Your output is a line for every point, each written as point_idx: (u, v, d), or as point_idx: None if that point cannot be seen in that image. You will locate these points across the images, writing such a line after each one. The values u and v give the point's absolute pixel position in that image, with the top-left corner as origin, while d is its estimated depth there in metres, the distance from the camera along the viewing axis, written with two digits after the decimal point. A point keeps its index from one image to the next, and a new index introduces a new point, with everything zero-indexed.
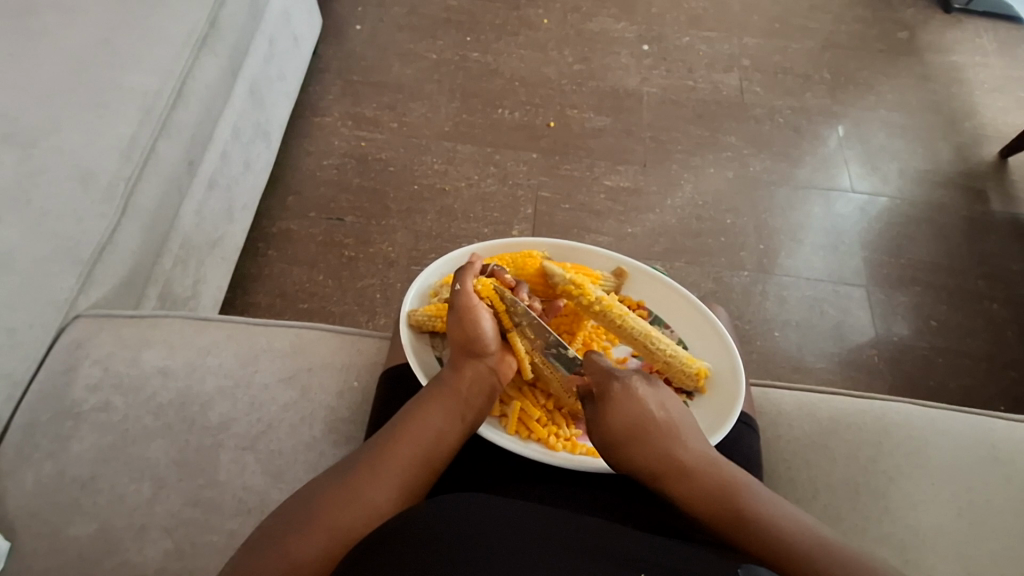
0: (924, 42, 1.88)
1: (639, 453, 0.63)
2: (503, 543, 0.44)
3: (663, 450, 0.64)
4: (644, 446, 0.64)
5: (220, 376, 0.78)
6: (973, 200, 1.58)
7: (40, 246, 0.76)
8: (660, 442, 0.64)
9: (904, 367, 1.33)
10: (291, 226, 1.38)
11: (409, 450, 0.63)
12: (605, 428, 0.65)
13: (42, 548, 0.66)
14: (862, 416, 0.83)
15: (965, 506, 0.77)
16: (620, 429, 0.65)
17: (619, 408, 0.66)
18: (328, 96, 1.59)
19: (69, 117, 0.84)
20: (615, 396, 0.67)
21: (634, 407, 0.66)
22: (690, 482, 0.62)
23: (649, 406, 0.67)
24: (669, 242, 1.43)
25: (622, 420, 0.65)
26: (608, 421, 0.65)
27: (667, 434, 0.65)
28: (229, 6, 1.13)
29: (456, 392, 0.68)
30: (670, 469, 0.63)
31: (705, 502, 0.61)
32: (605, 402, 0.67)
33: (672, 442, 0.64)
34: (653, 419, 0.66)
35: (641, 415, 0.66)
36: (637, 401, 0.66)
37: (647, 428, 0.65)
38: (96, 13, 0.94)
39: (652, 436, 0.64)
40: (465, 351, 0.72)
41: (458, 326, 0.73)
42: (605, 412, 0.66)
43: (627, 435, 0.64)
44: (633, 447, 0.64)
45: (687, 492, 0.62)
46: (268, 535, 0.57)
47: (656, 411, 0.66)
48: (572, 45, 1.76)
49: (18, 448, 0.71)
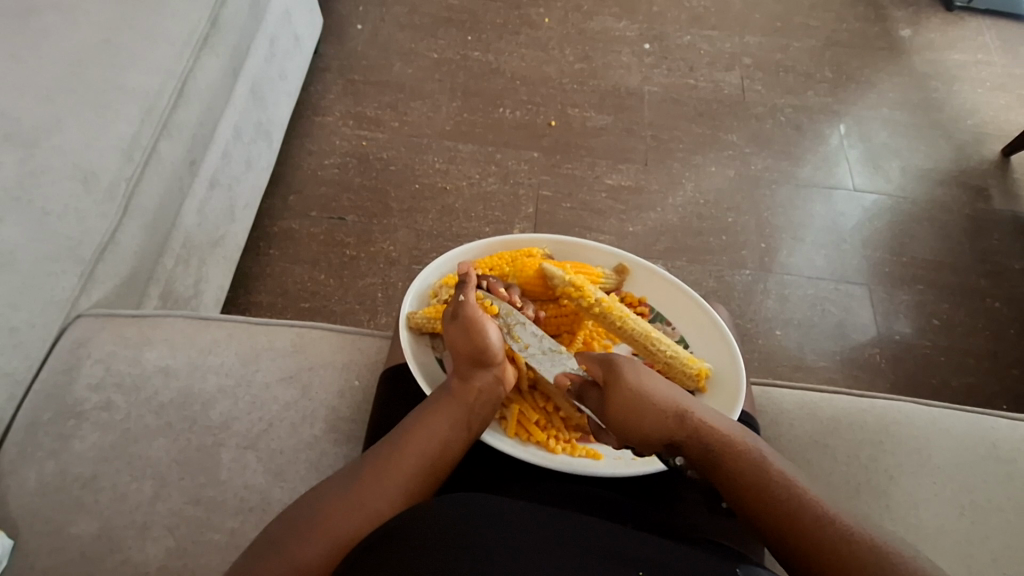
0: (925, 39, 1.88)
1: (657, 417, 0.65)
2: (507, 541, 0.44)
3: (678, 409, 0.65)
4: (662, 408, 0.65)
5: (221, 375, 0.78)
6: (975, 198, 1.58)
7: (42, 245, 0.76)
8: (670, 401, 0.66)
9: (906, 366, 1.33)
10: (292, 225, 1.38)
11: (414, 461, 0.62)
12: (621, 401, 0.66)
13: (44, 546, 0.66)
14: (864, 415, 0.83)
15: (967, 505, 0.77)
16: (636, 396, 0.66)
17: (627, 378, 0.68)
18: (328, 95, 1.59)
19: (71, 114, 0.84)
20: (622, 369, 0.68)
21: (643, 378, 0.68)
22: (710, 434, 0.63)
23: (653, 378, 0.69)
24: (669, 241, 1.43)
25: (635, 388, 0.67)
26: (621, 392, 0.67)
27: (675, 398, 0.67)
28: (230, 5, 1.12)
29: (461, 401, 0.68)
30: (688, 426, 0.64)
31: (729, 447, 0.62)
32: (614, 378, 0.68)
33: (682, 403, 0.66)
34: (659, 389, 0.67)
35: (650, 383, 0.67)
36: (642, 373, 0.68)
37: (659, 393, 0.66)
38: (98, 13, 0.94)
39: (664, 400, 0.66)
40: (469, 361, 0.70)
41: (463, 337, 0.71)
42: (618, 388, 0.67)
43: (643, 401, 0.66)
44: (651, 412, 0.65)
45: (712, 443, 0.63)
46: (269, 542, 0.58)
47: (659, 383, 0.68)
48: (573, 44, 1.75)
49: (20, 447, 0.71)
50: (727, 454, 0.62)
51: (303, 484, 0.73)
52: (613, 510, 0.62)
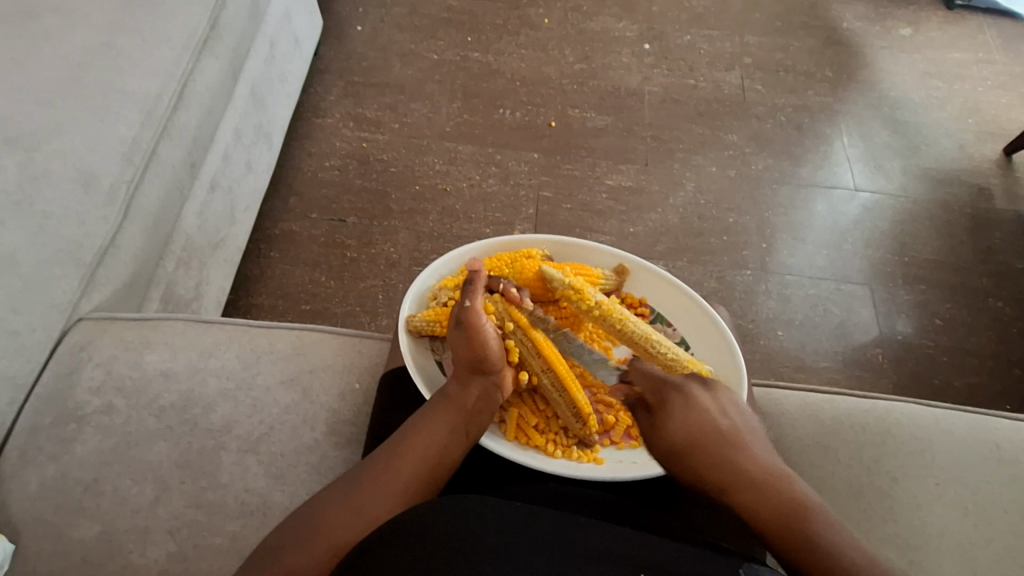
0: (925, 38, 1.88)
1: (701, 462, 0.61)
2: (511, 544, 0.44)
3: (725, 456, 0.61)
4: (705, 453, 0.62)
5: (221, 378, 0.78)
6: (977, 196, 1.58)
7: (43, 249, 0.77)
8: (721, 443, 0.62)
9: (908, 365, 1.33)
10: (293, 227, 1.38)
11: (411, 467, 0.62)
12: (663, 440, 0.64)
13: (45, 551, 0.66)
14: (866, 416, 0.83)
15: (970, 507, 0.77)
16: (679, 438, 0.63)
17: (675, 416, 0.64)
18: (328, 97, 1.59)
19: (71, 118, 0.85)
20: (672, 406, 0.65)
21: (694, 415, 0.64)
22: (750, 488, 0.59)
23: (713, 413, 0.65)
24: (670, 241, 1.43)
25: (680, 430, 0.63)
26: (666, 431, 0.64)
27: (731, 442, 0.62)
28: (230, 8, 1.12)
29: (460, 407, 0.67)
30: (730, 477, 0.60)
31: (770, 507, 0.57)
32: (662, 412, 0.65)
33: (736, 449, 0.62)
34: (711, 429, 0.63)
35: (702, 421, 0.64)
36: (699, 410, 0.65)
37: (709, 435, 0.63)
38: (98, 18, 0.95)
39: (714, 443, 0.62)
40: (468, 368, 0.70)
41: (465, 346, 0.71)
42: (661, 426, 0.64)
43: (688, 445, 0.62)
44: (693, 456, 0.62)
45: (751, 500, 0.58)
46: (271, 548, 0.58)
47: (720, 420, 0.64)
48: (573, 44, 1.75)
49: (21, 452, 0.71)
50: (767, 515, 0.57)
51: (303, 488, 0.73)
52: (613, 512, 0.63)
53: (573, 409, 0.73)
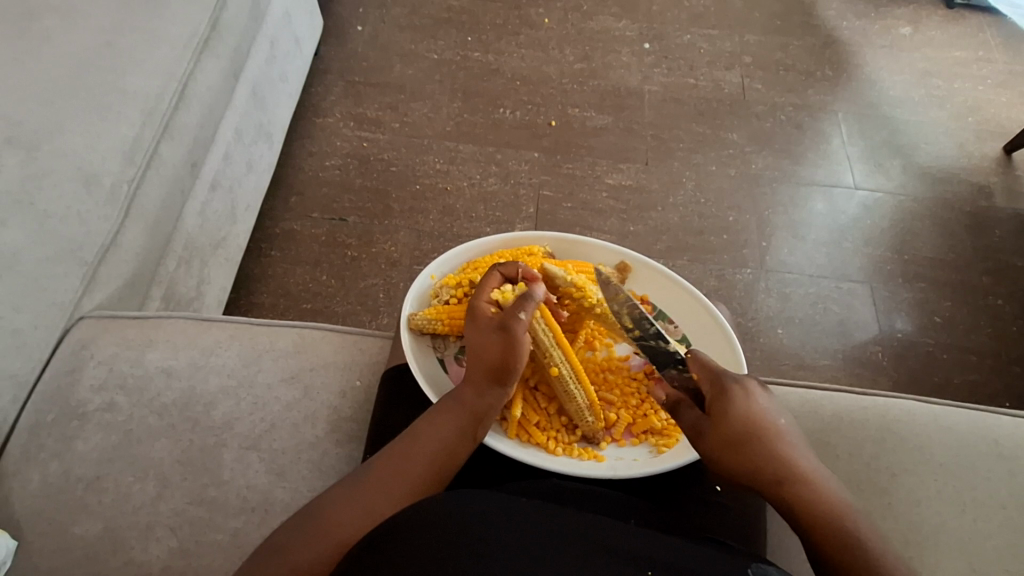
0: (925, 37, 1.88)
1: (760, 454, 0.61)
2: (512, 540, 0.44)
3: (784, 452, 0.61)
4: (765, 447, 0.61)
5: (222, 376, 0.79)
6: (977, 195, 1.58)
7: (45, 247, 0.77)
8: (779, 438, 0.62)
9: (908, 363, 1.33)
10: (294, 226, 1.38)
11: (421, 468, 0.62)
12: (721, 430, 0.63)
13: (47, 547, 0.67)
14: (865, 413, 0.83)
15: (970, 503, 0.77)
16: (740, 428, 0.62)
17: (738, 405, 0.63)
18: (329, 97, 1.59)
19: (72, 117, 0.85)
20: (734, 395, 0.64)
21: (756, 408, 0.63)
22: (804, 486, 0.60)
23: (770, 408, 0.64)
24: (670, 240, 1.43)
25: (742, 420, 0.62)
26: (727, 419, 0.62)
27: (787, 439, 0.63)
28: (230, 8, 1.12)
29: (473, 409, 0.67)
30: (787, 472, 0.60)
31: (823, 507, 0.59)
32: (725, 400, 0.64)
33: (791, 446, 0.62)
34: (771, 424, 0.63)
35: (762, 415, 0.63)
36: (759, 402, 0.64)
37: (769, 429, 0.62)
38: (99, 17, 0.95)
39: (773, 438, 0.62)
40: (491, 377, 0.68)
41: (494, 348, 0.69)
42: (721, 414, 0.63)
43: (750, 436, 0.62)
44: (753, 447, 0.61)
45: (807, 497, 0.59)
46: (274, 544, 0.58)
47: (777, 416, 0.64)
48: (572, 44, 1.76)
49: (23, 449, 0.72)
50: (820, 513, 0.59)
51: (305, 484, 0.73)
52: (616, 508, 0.63)
53: (586, 405, 0.74)
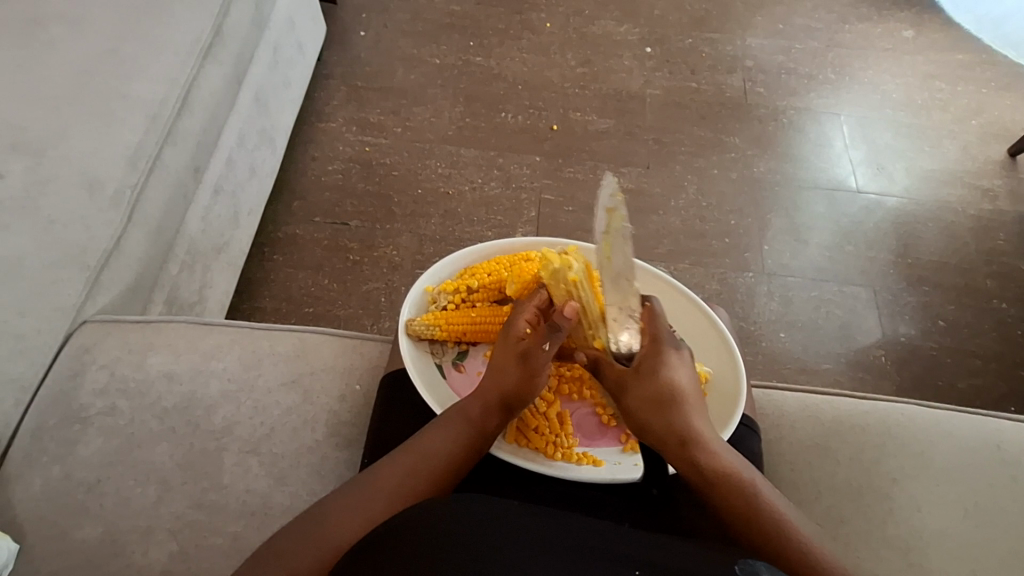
0: (929, 40, 1.88)
1: (675, 414, 0.63)
2: (505, 539, 0.44)
3: (695, 416, 0.64)
4: (682, 411, 0.63)
5: (223, 380, 0.79)
6: (981, 198, 1.57)
7: (50, 253, 0.79)
8: (694, 399, 0.64)
9: (912, 367, 1.33)
10: (296, 230, 1.39)
11: (421, 480, 0.63)
12: (649, 384, 0.63)
13: (49, 551, 0.67)
14: (866, 417, 0.83)
15: (972, 508, 0.76)
16: (664, 388, 0.63)
17: (665, 368, 0.64)
18: (332, 102, 1.60)
19: (76, 124, 0.87)
20: (666, 357, 0.64)
21: (681, 373, 0.65)
22: (709, 448, 0.63)
23: (692, 374, 0.66)
24: (672, 243, 1.43)
25: (667, 381, 0.63)
26: (655, 377, 0.63)
27: (699, 404, 0.65)
28: (234, 14, 1.13)
29: (476, 425, 0.67)
30: (696, 435, 0.63)
31: (723, 470, 0.62)
32: (654, 361, 0.64)
33: (702, 411, 0.65)
34: (690, 389, 0.65)
35: (684, 381, 0.64)
36: (683, 368, 0.65)
37: (688, 394, 0.64)
38: (104, 26, 0.97)
39: (689, 402, 0.64)
40: (501, 402, 0.68)
41: (513, 376, 0.68)
42: (651, 372, 0.64)
43: (671, 396, 0.63)
44: (671, 408, 0.63)
45: (710, 460, 0.62)
46: (270, 549, 0.59)
47: (694, 380, 0.66)
48: (574, 48, 1.76)
49: (25, 453, 0.72)
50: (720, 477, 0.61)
51: (304, 488, 0.73)
52: None
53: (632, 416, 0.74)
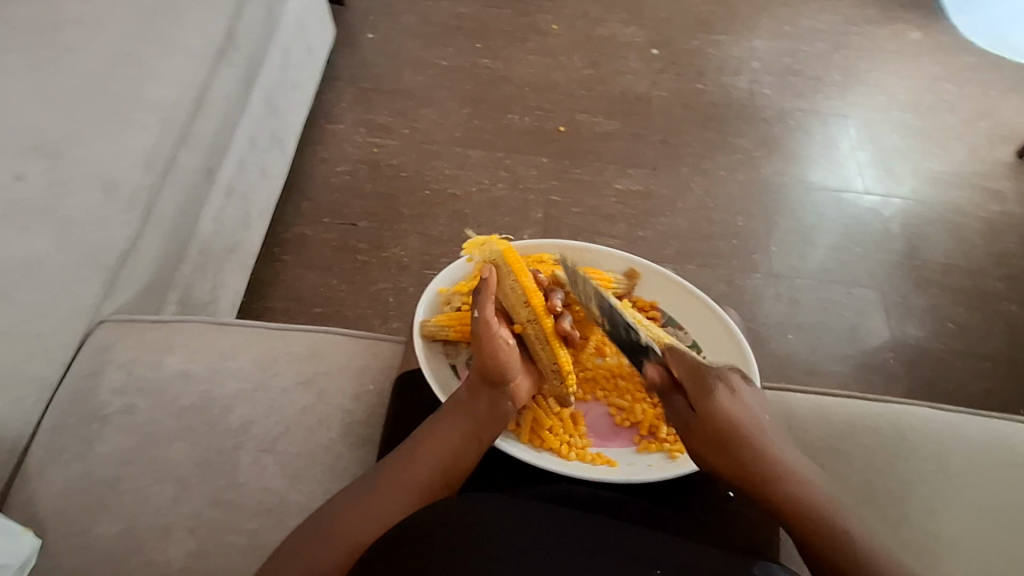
0: (935, 41, 1.89)
1: (745, 450, 0.64)
2: (523, 538, 0.45)
3: (768, 449, 0.64)
4: (747, 444, 0.64)
5: (238, 380, 0.80)
6: (989, 200, 1.57)
7: (70, 254, 0.80)
8: (763, 433, 0.65)
9: (920, 369, 1.33)
10: (305, 231, 1.40)
11: (427, 470, 0.64)
12: (705, 423, 0.66)
13: (70, 547, 0.68)
14: (877, 419, 0.83)
15: (984, 510, 0.77)
16: (724, 424, 0.65)
17: (720, 402, 0.66)
18: (340, 104, 1.61)
19: (93, 128, 0.89)
20: (718, 392, 0.67)
21: (739, 406, 0.66)
22: (792, 480, 0.63)
23: (754, 408, 0.67)
24: (680, 245, 1.44)
25: (726, 416, 0.65)
26: (711, 413, 0.65)
27: (770, 437, 0.66)
28: (246, 17, 1.14)
29: (471, 413, 0.68)
30: (774, 467, 0.63)
31: (810, 501, 0.61)
32: (707, 396, 0.66)
33: (776, 444, 0.65)
34: (751, 421, 0.66)
35: (745, 413, 0.66)
36: (741, 402, 0.67)
37: (753, 427, 0.65)
38: (120, 32, 0.99)
39: (758, 435, 0.65)
40: (481, 380, 0.69)
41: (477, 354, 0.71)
42: (705, 410, 0.66)
43: (733, 431, 0.65)
44: (739, 442, 0.64)
45: (797, 493, 0.62)
46: (289, 547, 0.60)
47: (760, 414, 0.67)
48: (581, 50, 1.77)
49: (46, 450, 0.73)
50: (806, 508, 0.61)
51: (320, 486, 0.74)
52: (627, 512, 0.63)
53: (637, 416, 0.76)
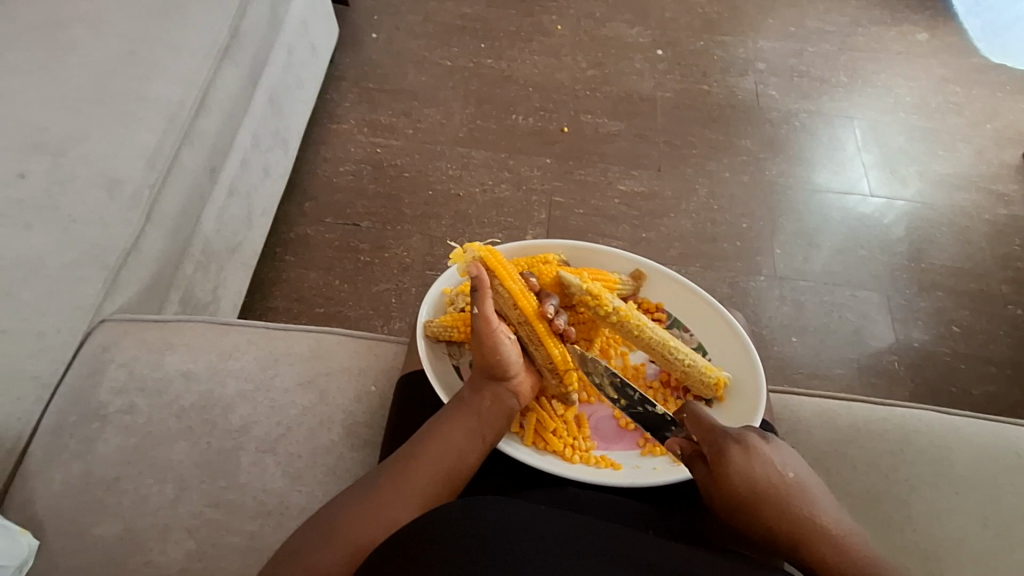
0: (942, 43, 1.88)
1: (771, 516, 0.58)
2: (530, 544, 0.44)
3: (800, 510, 0.58)
4: (778, 511, 0.58)
5: (239, 380, 0.80)
6: (995, 203, 1.56)
7: (71, 253, 0.80)
8: (789, 493, 0.59)
9: (925, 373, 1.32)
10: (308, 231, 1.40)
11: (429, 470, 0.63)
12: (729, 494, 0.59)
13: (69, 547, 0.68)
14: (883, 423, 0.83)
15: (992, 516, 0.76)
16: (744, 492, 0.59)
17: (737, 469, 0.59)
18: (344, 103, 1.61)
19: (96, 126, 0.89)
20: (733, 456, 0.60)
21: (759, 467, 0.60)
22: (832, 544, 0.57)
23: (780, 464, 0.61)
24: (683, 246, 1.43)
25: (745, 483, 0.59)
26: (729, 482, 0.59)
27: (799, 494, 0.60)
28: (250, 16, 1.13)
29: (475, 413, 0.68)
30: (809, 532, 0.57)
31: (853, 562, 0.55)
32: (722, 462, 0.60)
33: (806, 502, 0.59)
34: (778, 482, 0.59)
35: (766, 473, 0.60)
36: (762, 461, 0.60)
37: (777, 490, 0.59)
38: (124, 31, 0.99)
39: (784, 496, 0.59)
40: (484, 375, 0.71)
41: (479, 350, 0.72)
42: (727, 481, 0.59)
43: (755, 498, 0.59)
44: (767, 510, 0.58)
45: (838, 556, 0.56)
46: (290, 549, 0.59)
47: (784, 470, 0.61)
48: (586, 50, 1.77)
49: (46, 449, 0.73)
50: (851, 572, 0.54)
51: (321, 488, 0.73)
52: (633, 517, 0.63)
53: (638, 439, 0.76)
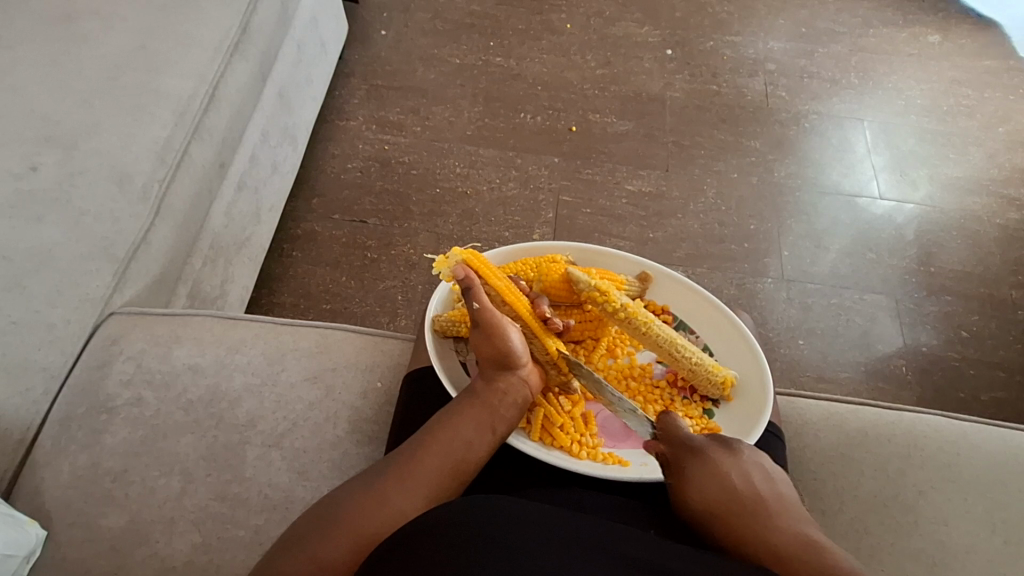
0: (955, 45, 1.87)
1: (720, 524, 0.60)
2: (537, 541, 0.44)
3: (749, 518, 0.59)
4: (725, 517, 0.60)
5: (246, 374, 0.80)
6: (1007, 207, 1.55)
7: (80, 245, 0.80)
8: (754, 506, 0.60)
9: (932, 377, 1.31)
10: (315, 227, 1.40)
11: (436, 461, 0.63)
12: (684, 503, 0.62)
13: (74, 539, 0.68)
14: (891, 428, 0.82)
15: (1000, 522, 0.76)
16: (696, 505, 0.62)
17: (689, 483, 0.63)
18: (352, 100, 1.61)
19: (108, 119, 0.89)
20: (687, 471, 0.64)
21: (710, 480, 0.62)
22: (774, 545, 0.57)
23: (737, 474, 0.63)
24: (691, 247, 1.43)
25: (695, 496, 0.62)
26: (683, 496, 0.63)
27: (752, 504, 0.61)
28: (261, 11, 1.14)
29: (483, 404, 0.68)
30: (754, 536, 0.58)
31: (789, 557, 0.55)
32: (680, 476, 0.64)
33: (759, 511, 0.60)
34: (728, 490, 0.61)
35: (728, 487, 0.62)
36: (715, 473, 0.63)
37: (729, 500, 0.61)
38: (136, 25, 1.00)
39: (734, 505, 0.60)
40: (494, 365, 0.72)
41: (487, 343, 0.72)
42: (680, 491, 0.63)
43: (711, 510, 0.61)
44: (716, 518, 0.60)
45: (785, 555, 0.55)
46: (295, 538, 0.59)
47: (740, 480, 0.62)
48: (595, 49, 1.76)
49: (54, 440, 0.73)
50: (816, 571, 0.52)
51: (325, 484, 0.74)
52: (639, 519, 0.62)
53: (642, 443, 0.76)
